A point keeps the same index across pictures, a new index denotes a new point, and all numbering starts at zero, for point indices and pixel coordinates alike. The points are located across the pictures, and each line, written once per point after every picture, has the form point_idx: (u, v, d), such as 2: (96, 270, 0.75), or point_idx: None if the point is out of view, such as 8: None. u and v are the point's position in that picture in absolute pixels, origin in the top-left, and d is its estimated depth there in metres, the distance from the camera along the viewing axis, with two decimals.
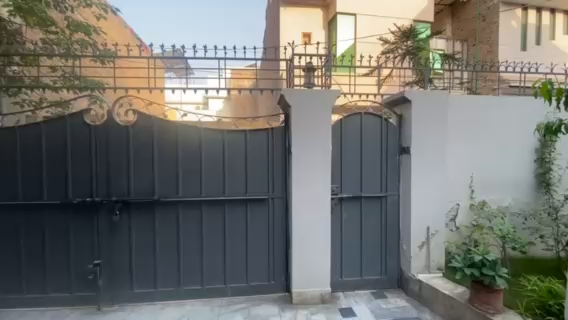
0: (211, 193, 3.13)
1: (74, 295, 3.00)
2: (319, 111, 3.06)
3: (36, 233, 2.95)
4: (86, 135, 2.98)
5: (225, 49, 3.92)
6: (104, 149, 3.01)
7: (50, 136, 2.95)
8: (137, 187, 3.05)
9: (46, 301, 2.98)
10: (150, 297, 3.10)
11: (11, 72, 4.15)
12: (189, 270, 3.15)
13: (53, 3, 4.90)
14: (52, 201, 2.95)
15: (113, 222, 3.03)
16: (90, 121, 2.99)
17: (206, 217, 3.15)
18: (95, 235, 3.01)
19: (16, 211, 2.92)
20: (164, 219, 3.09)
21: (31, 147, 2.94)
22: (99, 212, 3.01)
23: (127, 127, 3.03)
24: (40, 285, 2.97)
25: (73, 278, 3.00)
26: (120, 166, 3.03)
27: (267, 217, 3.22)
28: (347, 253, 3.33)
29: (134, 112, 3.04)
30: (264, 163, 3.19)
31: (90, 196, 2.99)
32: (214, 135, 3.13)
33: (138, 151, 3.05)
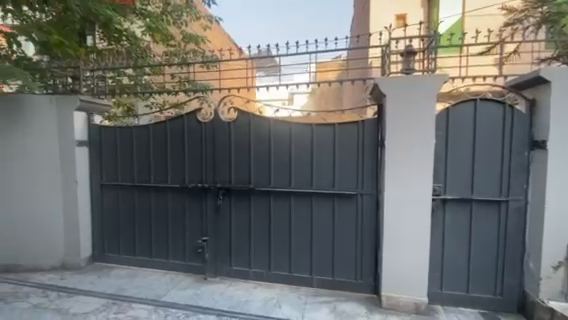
0: (300, 186, 3.22)
1: (188, 263, 3.61)
2: (421, 99, 2.72)
3: (162, 210, 3.66)
4: (198, 130, 3.50)
5: (316, 43, 3.85)
6: (210, 142, 3.46)
7: (172, 131, 3.58)
8: (236, 176, 3.41)
9: (168, 265, 3.68)
10: (245, 275, 3.44)
11: (145, 80, 5.24)
12: (279, 257, 3.34)
13: (173, 21, 5.93)
14: (174, 185, 3.59)
15: (217, 206, 3.48)
16: (201, 119, 3.48)
17: (294, 208, 3.26)
18: (203, 216, 3.53)
19: (150, 191, 3.69)
20: (257, 207, 3.37)
21: (159, 140, 3.63)
22: (207, 196, 3.50)
23: (229, 123, 3.40)
24: (164, 252, 3.69)
25: (187, 249, 3.61)
26: (223, 158, 3.44)
27: (355, 214, 3.09)
28: (449, 262, 2.90)
29: (234, 110, 3.38)
30: (353, 158, 3.06)
31: (200, 182, 3.51)
32: (304, 128, 3.18)
33: (237, 144, 3.39)
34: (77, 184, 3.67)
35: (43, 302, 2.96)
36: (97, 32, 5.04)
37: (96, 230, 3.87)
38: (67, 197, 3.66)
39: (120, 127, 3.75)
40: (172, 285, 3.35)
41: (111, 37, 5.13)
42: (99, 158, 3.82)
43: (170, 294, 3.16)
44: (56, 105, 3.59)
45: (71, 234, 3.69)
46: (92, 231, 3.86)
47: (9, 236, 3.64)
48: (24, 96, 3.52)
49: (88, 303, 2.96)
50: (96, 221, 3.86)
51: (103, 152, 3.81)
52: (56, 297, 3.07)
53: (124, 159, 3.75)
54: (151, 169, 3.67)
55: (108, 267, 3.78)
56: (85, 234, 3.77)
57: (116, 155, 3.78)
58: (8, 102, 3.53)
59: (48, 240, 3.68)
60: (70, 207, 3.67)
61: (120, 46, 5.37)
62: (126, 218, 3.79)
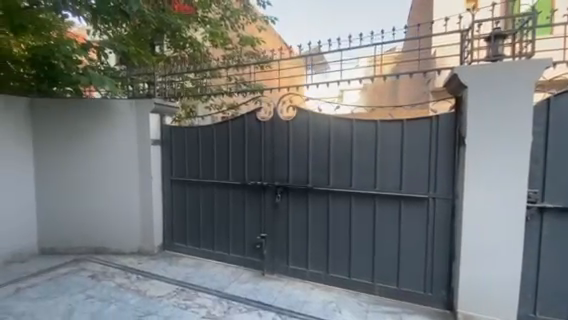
0: (361, 186, 3.05)
1: (247, 258, 3.73)
2: (512, 89, 2.33)
3: (223, 205, 3.85)
4: (257, 129, 3.57)
5: (382, 33, 3.58)
6: (269, 141, 3.51)
7: (233, 131, 3.73)
8: (295, 175, 3.39)
9: (228, 259, 3.85)
10: (302, 275, 3.40)
11: (205, 83, 5.57)
12: (338, 259, 3.22)
13: (231, 25, 6.19)
14: (235, 182, 3.74)
15: (275, 203, 3.52)
16: (261, 118, 3.54)
17: (355, 210, 3.11)
18: (262, 213, 3.60)
19: (213, 187, 3.90)
20: (315, 206, 3.29)
21: (221, 139, 3.81)
22: (266, 194, 3.56)
23: (288, 122, 3.39)
24: (225, 245, 3.87)
25: (246, 244, 3.73)
26: (281, 157, 3.45)
27: (425, 219, 2.81)
28: (547, 283, 2.43)
29: (293, 108, 3.36)
30: (423, 157, 2.78)
31: (259, 180, 3.59)
32: (367, 126, 3.00)
33: (295, 142, 3.37)
34: (152, 178, 4.08)
35: (125, 283, 3.34)
36: (165, 41, 5.54)
37: (167, 222, 4.24)
38: (144, 190, 4.09)
39: (187, 127, 4.05)
40: (233, 279, 3.48)
41: (176, 45, 5.62)
42: (169, 155, 4.17)
43: (231, 287, 3.29)
44: (136, 108, 4.03)
45: (147, 223, 4.12)
46: (163, 222, 4.23)
47: (98, 223, 4.17)
48: (112, 102, 4.04)
49: (161, 288, 3.25)
50: (166, 213, 4.23)
51: (172, 150, 4.15)
52: (136, 279, 3.44)
53: (190, 157, 4.04)
54: (214, 167, 3.88)
55: (176, 256, 4.12)
56: (157, 224, 4.17)
57: (183, 153, 4.08)
58: (99, 106, 4.05)
59: (129, 227, 4.15)
60: (146, 199, 4.10)
61: (186, 49, 5.73)
62: (192, 212, 4.08)
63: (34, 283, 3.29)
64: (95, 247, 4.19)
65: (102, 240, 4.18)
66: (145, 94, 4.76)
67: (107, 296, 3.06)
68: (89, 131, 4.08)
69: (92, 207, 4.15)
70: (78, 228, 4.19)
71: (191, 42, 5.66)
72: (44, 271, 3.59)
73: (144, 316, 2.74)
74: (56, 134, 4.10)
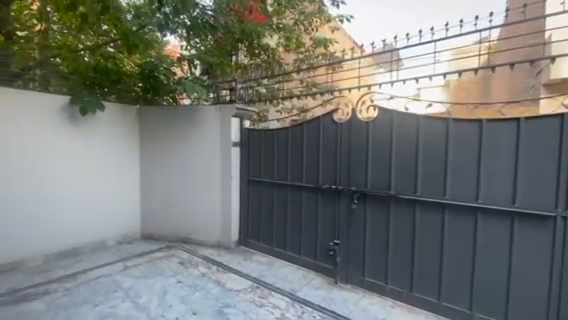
0: (458, 197, 2.62)
1: (319, 264, 3.63)
2: None
3: (296, 208, 3.85)
4: (334, 131, 3.45)
5: (491, 17, 2.98)
6: (346, 143, 3.34)
7: (308, 133, 3.68)
8: (374, 180, 3.14)
9: (300, 262, 3.81)
10: (380, 290, 3.12)
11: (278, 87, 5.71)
12: (424, 277, 2.84)
13: (304, 29, 6.25)
14: (308, 184, 3.69)
15: (351, 209, 3.33)
16: (337, 119, 3.41)
17: (448, 224, 2.70)
18: (336, 218, 3.45)
19: (286, 189, 3.94)
20: (398, 216, 2.98)
21: (296, 141, 3.82)
22: (341, 199, 3.40)
23: (368, 123, 3.17)
24: (297, 248, 3.85)
25: (318, 249, 3.63)
26: (359, 161, 3.24)
27: (549, 243, 2.24)
28: None
29: (374, 108, 3.13)
30: (548, 165, 2.23)
31: (334, 184, 3.45)
32: (467, 127, 2.58)
33: (375, 145, 3.12)
34: (232, 178, 4.36)
35: (207, 273, 3.63)
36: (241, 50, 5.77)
37: (243, 220, 4.46)
38: (225, 188, 4.40)
39: (264, 130, 4.20)
40: (305, 282, 3.43)
41: (252, 53, 5.80)
42: (246, 157, 4.40)
43: (304, 291, 3.24)
44: (220, 113, 4.38)
45: (226, 219, 4.42)
46: (239, 219, 4.47)
47: (186, 216, 4.67)
48: (201, 108, 4.49)
49: (238, 282, 3.42)
50: (243, 212, 4.46)
51: (249, 153, 4.37)
52: (216, 270, 3.71)
53: (266, 159, 4.17)
54: (288, 169, 3.91)
55: (250, 253, 4.29)
56: (234, 221, 4.43)
57: (259, 155, 4.25)
58: (190, 112, 4.55)
59: (211, 222, 4.52)
60: (226, 197, 4.40)
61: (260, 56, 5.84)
62: (266, 211, 4.20)
63: (137, 263, 3.86)
64: (183, 237, 4.70)
65: (188, 231, 4.67)
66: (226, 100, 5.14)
67: (193, 283, 3.37)
68: (182, 134, 4.62)
69: (182, 201, 4.68)
70: (171, 219, 4.77)
71: (266, 48, 5.81)
72: (144, 254, 4.19)
73: (224, 307, 2.91)
74: (156, 137, 4.77)
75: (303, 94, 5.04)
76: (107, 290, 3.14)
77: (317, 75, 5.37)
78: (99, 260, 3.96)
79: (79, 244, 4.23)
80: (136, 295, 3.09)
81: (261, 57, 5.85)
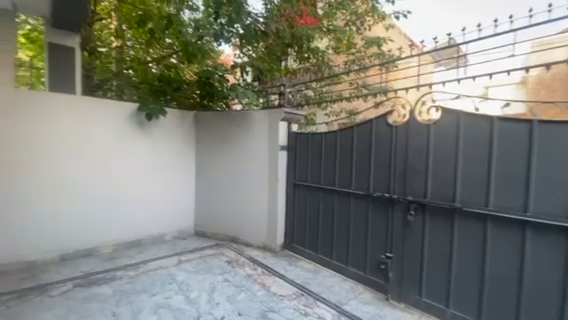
0: (545, 215, 2.18)
1: (368, 277, 3.39)
2: None
3: (344, 216, 3.67)
4: (388, 135, 3.20)
5: None
6: (402, 148, 3.07)
7: (359, 137, 3.49)
8: (435, 190, 2.81)
9: (347, 273, 3.61)
10: (440, 314, 2.77)
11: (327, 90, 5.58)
12: (497, 307, 2.42)
13: (356, 29, 6.02)
14: (358, 191, 3.49)
15: (406, 221, 3.04)
16: (392, 122, 3.16)
17: (531, 246, 2.26)
18: (389, 229, 3.19)
19: (334, 195, 3.79)
20: (465, 232, 2.62)
21: (346, 146, 3.65)
22: (395, 209, 3.13)
23: (428, 126, 2.87)
24: (344, 258, 3.66)
25: (368, 261, 3.40)
26: (417, 167, 2.94)
27: None
28: None
29: (436, 109, 2.81)
30: None
31: (387, 192, 3.20)
32: (559, 130, 2.14)
33: (437, 151, 2.80)
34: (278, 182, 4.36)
35: (253, 274, 3.68)
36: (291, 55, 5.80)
37: (288, 224, 4.43)
38: (272, 192, 4.41)
39: (312, 134, 4.12)
40: (352, 296, 3.23)
41: (301, 57, 5.78)
42: (294, 160, 4.37)
43: (351, 304, 3.05)
44: (269, 118, 4.41)
45: (273, 223, 4.43)
46: (285, 223, 4.45)
47: (235, 216, 4.83)
48: (251, 113, 4.60)
49: (283, 287, 3.38)
50: (289, 216, 4.43)
51: (297, 157, 4.33)
52: (261, 272, 3.73)
53: (313, 164, 4.08)
54: (336, 174, 3.76)
55: (295, 258, 4.23)
56: (280, 224, 4.42)
57: (307, 159, 4.18)
58: (241, 116, 4.71)
59: (257, 224, 4.59)
60: (272, 200, 4.41)
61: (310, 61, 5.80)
62: (312, 217, 4.10)
63: (190, 259, 4.10)
64: (231, 236, 4.86)
65: (237, 231, 4.81)
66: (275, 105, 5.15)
67: (239, 283, 3.43)
68: (233, 138, 4.81)
69: (232, 202, 4.85)
70: (221, 218, 4.98)
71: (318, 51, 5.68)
72: (196, 250, 4.44)
73: (268, 311, 2.89)
74: (209, 140, 5.05)
75: (353, 96, 4.83)
76: (163, 282, 3.39)
77: (369, 76, 5.10)
78: (158, 253, 4.31)
79: (142, 236, 4.67)
80: (187, 289, 3.27)
81: (310, 60, 5.77)
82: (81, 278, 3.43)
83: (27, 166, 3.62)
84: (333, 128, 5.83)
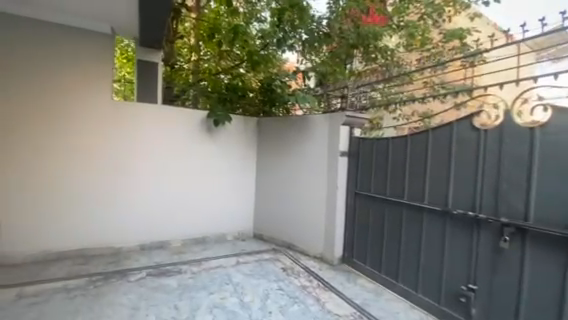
0: None
1: (443, 310, 2.85)
2: None
3: (414, 233, 3.20)
4: (474, 141, 2.66)
5: None
6: (494, 158, 2.50)
7: (435, 143, 3.00)
8: (542, 212, 2.18)
9: (416, 300, 3.12)
10: None
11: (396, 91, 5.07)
12: None
13: (433, 22, 5.35)
14: (432, 206, 2.99)
15: (498, 248, 2.44)
16: (479, 125, 2.62)
17: None
18: (473, 256, 2.63)
19: (402, 208, 3.35)
20: None
21: (418, 153, 3.19)
22: (482, 231, 2.56)
23: (532, 130, 2.26)
24: (413, 282, 3.18)
25: (443, 291, 2.87)
26: (516, 182, 2.34)
27: None
28: None
29: (545, 108, 2.20)
30: None
31: (471, 210, 2.65)
32: None
33: (546, 162, 2.17)
34: (338, 190, 4.09)
35: (307, 286, 3.50)
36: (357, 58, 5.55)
37: (348, 235, 4.13)
38: (331, 200, 4.16)
39: (377, 139, 3.76)
40: None
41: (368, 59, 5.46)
42: (356, 167, 4.05)
43: None
44: (329, 123, 4.20)
45: (331, 233, 4.17)
46: (345, 235, 4.15)
47: (292, 223, 4.74)
48: (311, 117, 4.47)
49: (338, 306, 3.11)
50: (349, 227, 4.11)
51: (360, 163, 4.01)
52: (316, 285, 3.52)
53: (378, 172, 3.71)
54: (405, 184, 3.32)
55: (354, 274, 3.89)
56: (339, 235, 4.14)
57: (370, 167, 3.83)
58: (301, 121, 4.62)
59: (315, 233, 4.40)
60: (331, 209, 4.16)
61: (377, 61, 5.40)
62: (375, 231, 3.71)
63: (247, 261, 4.17)
64: (288, 243, 4.79)
65: (294, 238, 4.70)
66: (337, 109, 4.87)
67: (292, 294, 3.30)
68: (293, 143, 4.75)
69: (290, 208, 4.77)
70: (278, 224, 4.95)
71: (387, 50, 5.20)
72: (253, 253, 4.50)
73: None
74: (270, 145, 5.11)
75: (428, 96, 4.25)
76: (220, 282, 3.50)
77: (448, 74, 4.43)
78: (219, 252, 4.52)
79: (206, 235, 4.98)
80: (242, 292, 3.29)
81: (378, 60, 5.41)
82: (153, 268, 3.82)
83: (119, 165, 4.28)
84: (402, 133, 5.26)
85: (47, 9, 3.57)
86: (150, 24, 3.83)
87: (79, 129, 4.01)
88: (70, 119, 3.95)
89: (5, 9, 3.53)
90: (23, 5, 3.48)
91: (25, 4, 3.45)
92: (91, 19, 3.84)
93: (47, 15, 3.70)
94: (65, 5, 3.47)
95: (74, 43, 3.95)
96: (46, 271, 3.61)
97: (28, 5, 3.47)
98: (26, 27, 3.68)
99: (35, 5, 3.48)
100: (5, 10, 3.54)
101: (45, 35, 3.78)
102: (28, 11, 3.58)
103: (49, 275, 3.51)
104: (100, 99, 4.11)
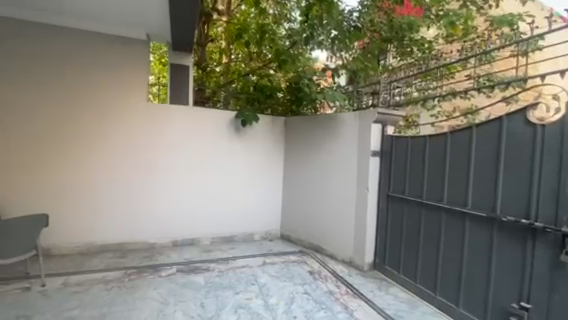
0: None
1: None
2: None
3: (455, 240, 2.89)
4: (529, 138, 2.32)
5: None
6: (554, 157, 2.15)
7: (481, 140, 2.68)
8: None
9: (456, 315, 2.81)
10: None
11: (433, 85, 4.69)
12: None
13: (477, 8, 4.88)
14: (476, 212, 2.68)
15: (558, 262, 2.10)
16: (535, 119, 2.28)
17: None
18: (526, 269, 2.29)
19: (440, 213, 3.06)
20: None
21: (460, 152, 2.88)
22: (538, 242, 2.22)
23: None
24: (453, 294, 2.88)
25: (488, 307, 2.55)
26: None
27: None
28: None
29: None
30: None
31: (525, 217, 2.31)
32: None
33: None
34: (368, 192, 3.86)
35: (335, 292, 3.35)
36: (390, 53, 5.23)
37: (380, 240, 3.89)
38: (361, 203, 3.94)
39: (412, 138, 3.47)
40: None
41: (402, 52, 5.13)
42: (389, 168, 3.80)
43: None
44: (359, 121, 3.99)
45: (361, 237, 3.95)
46: (376, 239, 3.91)
47: (320, 225, 4.60)
48: (340, 115, 4.28)
49: (368, 315, 2.91)
50: (381, 231, 3.87)
51: (393, 164, 3.75)
52: (345, 292, 3.35)
53: (413, 173, 3.43)
54: (445, 187, 3.02)
55: (386, 281, 3.64)
56: (369, 240, 3.91)
57: (405, 168, 3.56)
58: (330, 120, 4.45)
59: (344, 236, 4.21)
60: (361, 212, 3.94)
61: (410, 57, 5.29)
62: (409, 236, 3.45)
63: (273, 262, 4.12)
64: (316, 245, 4.65)
65: (322, 241, 4.55)
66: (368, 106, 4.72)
67: (319, 299, 3.18)
68: (321, 143, 4.59)
69: (318, 209, 4.63)
70: (306, 225, 4.83)
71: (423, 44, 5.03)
72: (280, 254, 4.44)
73: None
74: (298, 145, 5.00)
75: (470, 89, 3.84)
76: (246, 281, 3.49)
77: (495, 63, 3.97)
78: (246, 251, 4.54)
79: (235, 233, 5.03)
80: (267, 294, 3.24)
81: (413, 53, 5.10)
82: (182, 264, 3.93)
83: (152, 164, 4.49)
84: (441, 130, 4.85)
85: (89, 19, 3.85)
86: (180, 28, 3.95)
87: (117, 131, 4.28)
88: (109, 121, 4.23)
89: (54, 22, 3.88)
90: (69, 17, 3.79)
91: (71, 15, 3.77)
92: (127, 26, 4.08)
93: (90, 24, 4.00)
94: (104, 14, 3.72)
95: (113, 50, 4.23)
96: (88, 263, 3.90)
97: (73, 17, 3.78)
98: (72, 37, 4.01)
99: (79, 16, 3.77)
100: (54, 23, 3.89)
101: (88, 43, 4.09)
102: (73, 21, 3.90)
103: (91, 267, 3.78)
104: (136, 102, 4.35)
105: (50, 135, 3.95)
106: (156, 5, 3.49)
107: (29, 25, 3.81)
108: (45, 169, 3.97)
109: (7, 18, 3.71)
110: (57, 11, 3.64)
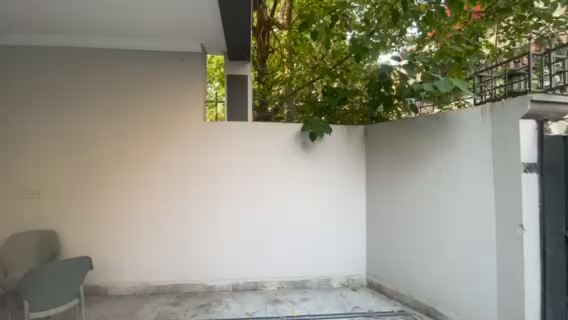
0: None
1: None
2: None
3: None
4: None
5: None
6: None
7: None
8: None
9: None
10: None
11: None
12: None
13: None
14: None
15: None
16: None
17: None
18: None
19: None
20: None
21: None
22: None
23: None
24: None
25: None
26: None
27: None
28: None
29: None
30: None
31: None
32: None
33: None
34: (524, 231, 2.38)
35: None
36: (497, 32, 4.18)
37: (551, 311, 2.33)
38: (510, 248, 2.45)
39: None
40: None
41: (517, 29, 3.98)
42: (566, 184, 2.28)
43: None
44: (492, 122, 2.60)
45: (514, 308, 2.42)
46: (543, 310, 2.36)
47: (431, 276, 3.17)
48: (452, 114, 2.96)
49: None
50: (552, 294, 2.33)
51: None
52: None
53: None
54: None
55: None
56: (531, 314, 2.37)
57: None
58: (436, 126, 3.14)
59: (478, 299, 2.72)
60: (510, 264, 2.45)
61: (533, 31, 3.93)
62: None
63: None
64: (425, 305, 3.21)
65: (438, 302, 3.09)
66: (503, 96, 2.75)
67: None
68: (424, 159, 3.27)
69: (427, 253, 3.22)
70: (406, 272, 3.45)
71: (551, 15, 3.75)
72: (372, 316, 3.17)
73: None
74: (386, 162, 3.75)
75: None
76: None
77: None
78: (323, 307, 3.39)
79: (306, 278, 3.95)
80: None
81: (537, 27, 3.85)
82: None
83: (208, 194, 3.87)
84: None
85: (144, 37, 3.60)
86: (236, 32, 3.31)
87: (171, 158, 3.83)
88: (164, 144, 3.82)
89: (114, 46, 3.74)
90: (126, 37, 3.59)
91: (126, 35, 3.55)
92: (181, 39, 3.68)
93: (145, 43, 3.74)
94: (155, 28, 3.37)
95: (168, 67, 3.88)
96: (139, 309, 3.34)
97: (128, 36, 3.56)
98: (130, 58, 3.82)
99: (135, 35, 3.53)
100: (115, 47, 3.76)
101: (145, 63, 3.84)
102: (130, 42, 3.69)
103: (141, 316, 3.20)
104: (191, 122, 3.86)
105: (107, 164, 3.74)
106: (204, 6, 2.91)
107: (93, 52, 3.75)
108: (105, 198, 3.74)
109: (77, 49, 3.73)
110: (112, 32, 3.45)
